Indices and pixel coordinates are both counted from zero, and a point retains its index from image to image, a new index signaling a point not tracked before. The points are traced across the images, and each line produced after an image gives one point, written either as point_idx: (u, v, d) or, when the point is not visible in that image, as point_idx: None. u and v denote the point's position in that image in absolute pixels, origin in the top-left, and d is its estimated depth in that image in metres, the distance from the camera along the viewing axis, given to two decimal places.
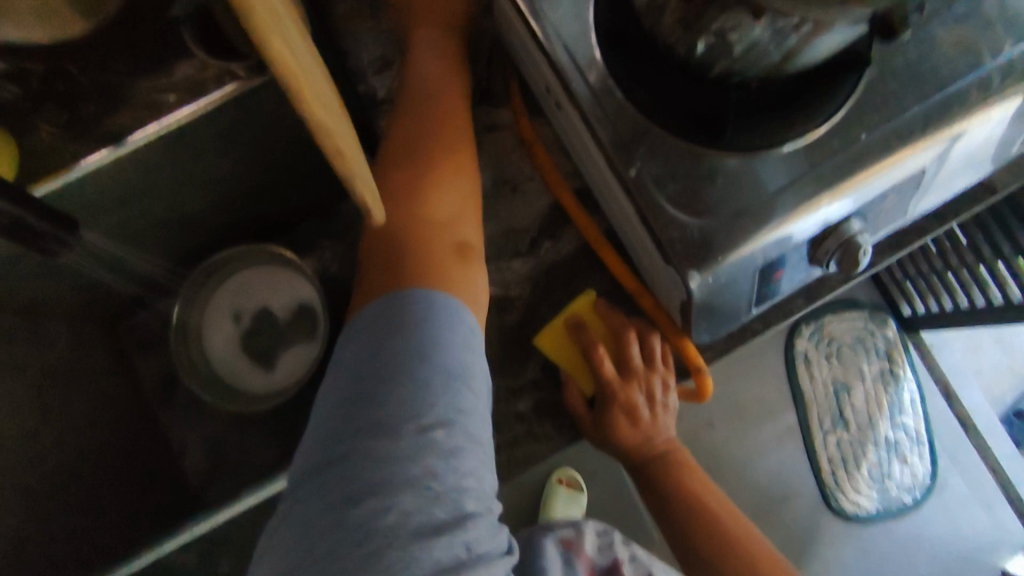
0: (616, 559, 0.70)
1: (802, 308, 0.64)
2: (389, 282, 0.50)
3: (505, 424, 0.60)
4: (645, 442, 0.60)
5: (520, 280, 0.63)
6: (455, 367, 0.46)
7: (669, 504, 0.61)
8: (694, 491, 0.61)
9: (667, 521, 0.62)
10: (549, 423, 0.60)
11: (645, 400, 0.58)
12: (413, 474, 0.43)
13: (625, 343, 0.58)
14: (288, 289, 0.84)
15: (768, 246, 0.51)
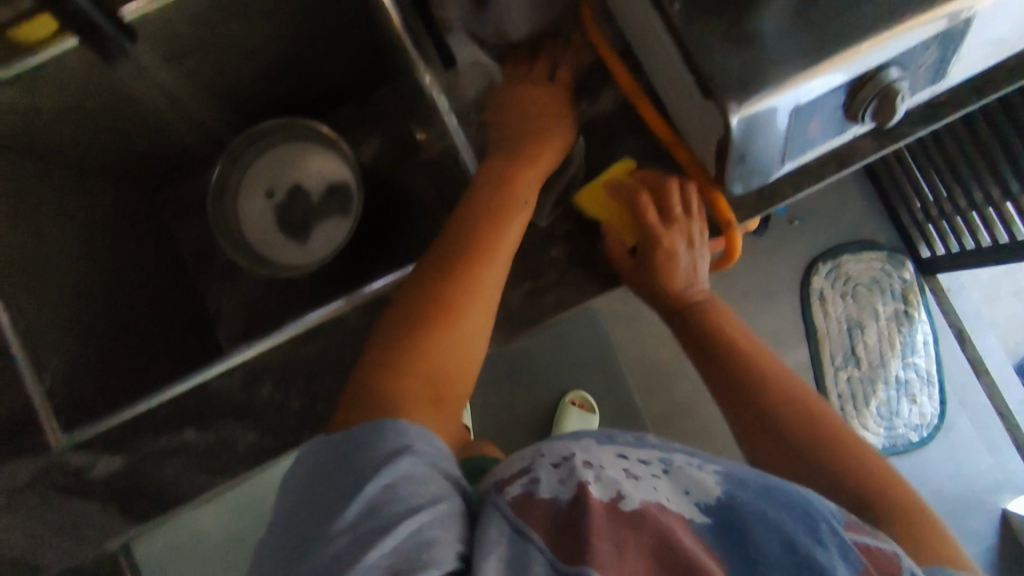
0: (579, 483, 0.45)
1: (833, 174, 0.64)
2: (394, 328, 0.52)
3: (538, 271, 0.62)
4: (686, 297, 0.63)
5: None
6: (374, 457, 0.44)
7: (719, 365, 0.64)
8: (744, 357, 0.63)
9: (719, 388, 0.64)
10: (580, 271, 0.62)
11: (686, 242, 0.59)
12: (347, 560, 0.40)
13: (665, 189, 0.59)
14: (324, 165, 0.87)
15: (802, 91, 0.50)
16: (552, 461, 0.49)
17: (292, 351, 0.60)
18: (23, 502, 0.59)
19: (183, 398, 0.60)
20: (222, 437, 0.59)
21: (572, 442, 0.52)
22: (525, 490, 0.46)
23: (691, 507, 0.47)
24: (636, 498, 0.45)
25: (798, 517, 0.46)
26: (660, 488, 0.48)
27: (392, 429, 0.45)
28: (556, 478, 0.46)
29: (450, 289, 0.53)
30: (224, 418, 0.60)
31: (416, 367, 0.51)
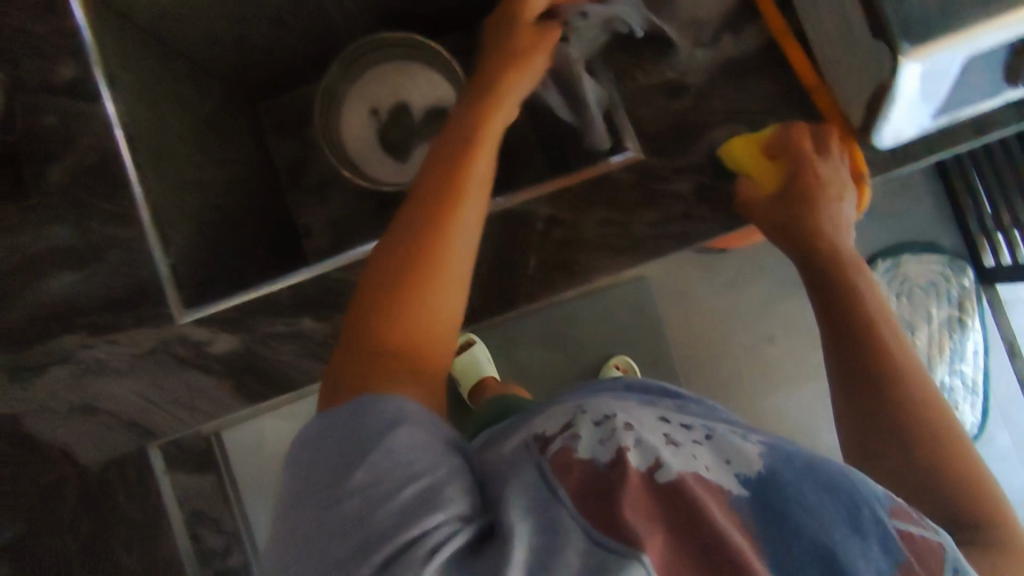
0: (620, 451, 0.41)
1: (974, 144, 0.62)
2: (422, 252, 0.50)
3: (664, 200, 0.62)
4: (817, 225, 0.61)
5: (697, 68, 0.63)
6: (378, 419, 0.43)
7: (836, 303, 0.59)
8: (854, 302, 0.59)
9: (829, 330, 0.59)
10: (706, 207, 0.62)
11: (832, 195, 0.61)
12: (370, 507, 0.40)
13: (813, 137, 0.61)
14: (428, 86, 0.88)
15: (986, 40, 0.48)
16: (592, 417, 0.44)
17: None
18: (139, 366, 0.61)
19: (304, 284, 0.60)
20: (335, 328, 0.60)
21: (614, 401, 0.48)
22: (565, 444, 0.42)
23: (730, 478, 0.42)
24: (675, 467, 0.40)
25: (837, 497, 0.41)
26: (702, 457, 0.43)
27: (387, 406, 0.44)
28: (598, 436, 0.42)
29: (444, 201, 0.51)
30: (342, 308, 0.61)
31: (406, 303, 0.48)
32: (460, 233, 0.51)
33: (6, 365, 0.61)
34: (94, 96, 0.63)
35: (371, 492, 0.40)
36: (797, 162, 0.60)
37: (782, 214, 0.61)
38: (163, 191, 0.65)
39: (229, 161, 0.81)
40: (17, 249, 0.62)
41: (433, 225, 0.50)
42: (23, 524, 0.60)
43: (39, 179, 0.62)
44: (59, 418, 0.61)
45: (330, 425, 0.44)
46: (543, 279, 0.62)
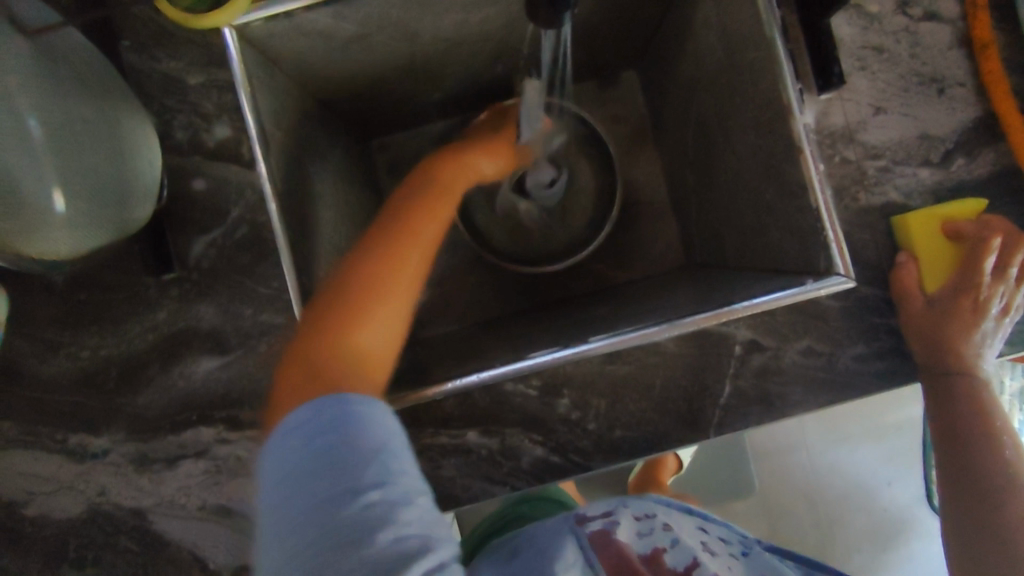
0: (655, 549, 0.49)
1: None
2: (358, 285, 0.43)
3: (874, 334, 0.56)
4: (949, 357, 0.53)
5: (924, 191, 0.57)
6: (387, 431, 0.37)
7: (964, 425, 0.53)
8: (990, 423, 0.52)
9: (959, 462, 0.53)
10: (918, 344, 0.54)
11: (995, 313, 0.54)
12: (394, 532, 0.34)
13: (1011, 248, 0.54)
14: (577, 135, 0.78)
15: None
16: (631, 513, 0.54)
17: (597, 367, 0.56)
18: None
19: (474, 396, 0.55)
20: (506, 445, 0.55)
21: (657, 504, 0.58)
22: (602, 528, 0.50)
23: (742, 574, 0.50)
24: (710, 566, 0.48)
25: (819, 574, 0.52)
26: (718, 553, 0.51)
27: (382, 419, 0.37)
28: (636, 531, 0.51)
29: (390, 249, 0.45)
30: (511, 424, 0.55)
31: (316, 348, 0.41)
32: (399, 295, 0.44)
33: (135, 456, 0.55)
34: (252, 163, 0.56)
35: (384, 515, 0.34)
36: (972, 261, 0.53)
37: (933, 328, 0.53)
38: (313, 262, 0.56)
39: (357, 209, 0.71)
40: (155, 328, 0.56)
41: (381, 248, 0.45)
42: None
43: (185, 252, 0.56)
44: (191, 518, 0.55)
45: (327, 421, 0.36)
46: (736, 409, 0.56)
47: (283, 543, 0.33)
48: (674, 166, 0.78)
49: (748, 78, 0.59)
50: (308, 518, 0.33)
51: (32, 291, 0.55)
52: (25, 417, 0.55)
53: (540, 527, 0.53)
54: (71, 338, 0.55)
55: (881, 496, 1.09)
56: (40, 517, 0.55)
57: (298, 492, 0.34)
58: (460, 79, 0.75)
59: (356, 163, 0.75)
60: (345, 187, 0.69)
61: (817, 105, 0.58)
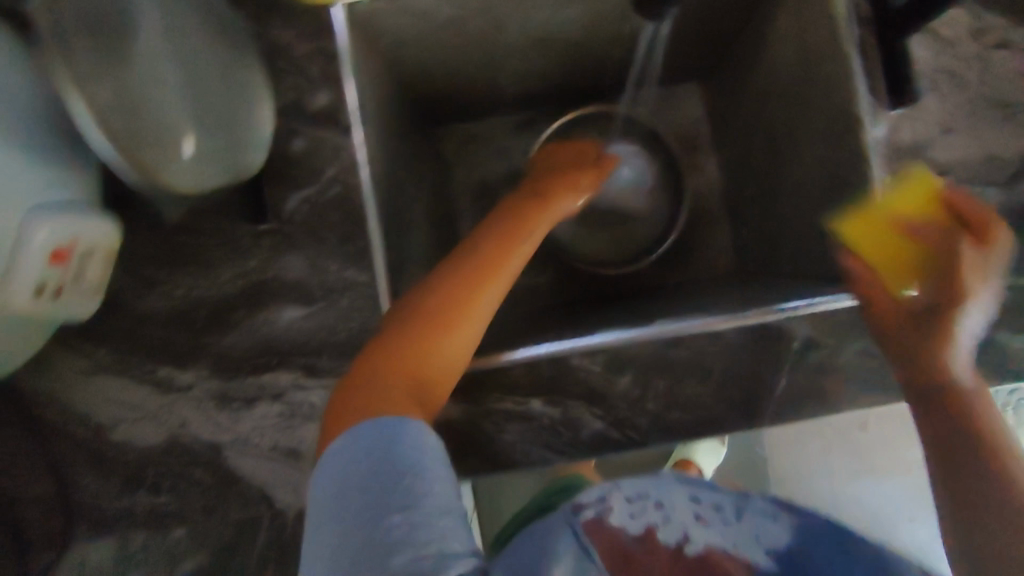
0: (648, 528, 0.43)
1: None
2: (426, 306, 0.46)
3: None
4: (907, 331, 0.53)
5: (987, 210, 0.59)
6: (415, 446, 0.39)
7: (940, 410, 0.49)
8: (955, 392, 0.49)
9: (948, 462, 0.46)
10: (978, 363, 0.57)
11: None
12: (417, 544, 0.36)
13: None
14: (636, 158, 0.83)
15: None
16: (625, 488, 0.46)
17: (660, 351, 0.58)
18: None
19: (540, 367, 0.58)
20: (568, 416, 0.58)
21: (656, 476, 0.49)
22: (598, 513, 0.44)
23: (756, 549, 0.43)
24: (702, 539, 0.43)
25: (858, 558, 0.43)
26: (721, 522, 0.44)
27: (413, 432, 0.39)
28: (631, 508, 0.44)
29: (462, 287, 0.46)
30: (573, 396, 0.58)
31: (394, 358, 0.44)
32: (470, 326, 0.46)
33: (215, 393, 0.59)
34: (349, 130, 0.60)
35: (416, 525, 0.36)
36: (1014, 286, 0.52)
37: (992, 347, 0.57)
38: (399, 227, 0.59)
39: (431, 188, 0.74)
40: (245, 275, 0.59)
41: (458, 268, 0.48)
42: (211, 555, 0.58)
43: (280, 206, 0.59)
44: (263, 457, 0.58)
45: (385, 440, 0.39)
46: (788, 401, 0.58)
47: (327, 554, 0.36)
48: (734, 175, 0.80)
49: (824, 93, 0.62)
50: (350, 532, 0.36)
51: (135, 230, 0.59)
52: (119, 347, 0.59)
53: (530, 532, 0.45)
54: (167, 277, 0.59)
55: (903, 525, 1.09)
56: (122, 442, 0.58)
57: (332, 518, 0.37)
58: (535, 78, 0.77)
59: (430, 145, 0.79)
60: (422, 165, 0.73)
61: (888, 120, 0.61)
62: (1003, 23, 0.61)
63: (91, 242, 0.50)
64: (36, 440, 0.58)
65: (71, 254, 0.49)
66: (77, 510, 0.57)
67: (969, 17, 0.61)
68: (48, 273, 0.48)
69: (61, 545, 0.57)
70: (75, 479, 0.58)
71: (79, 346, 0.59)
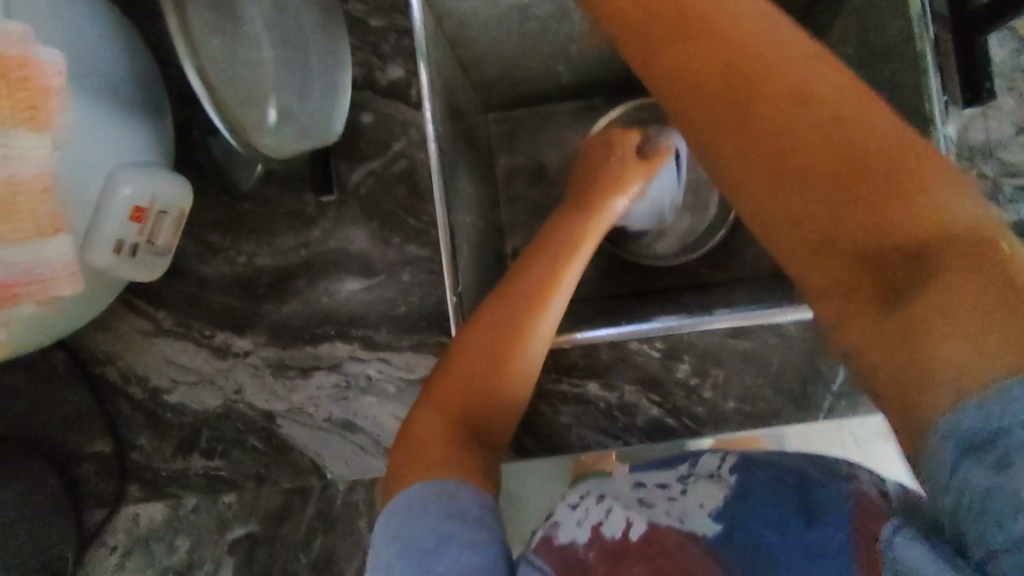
0: (596, 524, 0.31)
1: None
2: (476, 347, 0.43)
3: None
4: (798, 174, 0.26)
5: None
6: (451, 503, 0.35)
7: (799, 173, 0.26)
8: (885, 196, 0.24)
9: (891, 320, 0.23)
10: None
11: None
12: None
13: None
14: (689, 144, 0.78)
15: None
16: (570, 497, 0.35)
17: (719, 339, 0.58)
18: (410, 392, 0.58)
19: (598, 350, 0.57)
20: (623, 401, 0.58)
21: (596, 482, 0.38)
22: (547, 534, 0.32)
23: (698, 518, 0.31)
24: (645, 512, 0.31)
25: (827, 524, 0.28)
26: (668, 502, 0.32)
27: (450, 493, 0.35)
28: (579, 517, 0.32)
29: (520, 321, 0.43)
30: (630, 381, 0.58)
31: (454, 399, 0.42)
32: (525, 356, 0.43)
33: (273, 361, 0.59)
34: (418, 106, 0.60)
35: None
36: None
37: None
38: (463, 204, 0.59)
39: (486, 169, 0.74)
40: (307, 245, 0.59)
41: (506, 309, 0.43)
42: (259, 523, 0.58)
43: (346, 178, 0.59)
44: (316, 427, 0.58)
45: (423, 505, 0.35)
46: (848, 397, 0.57)
47: None
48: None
49: (895, 89, 0.61)
50: None
51: (202, 195, 0.59)
52: (179, 310, 0.59)
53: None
54: (230, 243, 0.59)
55: None
56: (178, 405, 0.58)
57: None
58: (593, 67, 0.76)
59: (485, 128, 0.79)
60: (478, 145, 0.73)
61: (961, 118, 0.60)
62: None
63: (164, 202, 0.51)
64: (94, 398, 0.58)
65: (146, 213, 0.49)
66: (133, 470, 0.58)
67: None
68: (125, 231, 0.47)
69: (115, 504, 0.58)
70: (132, 439, 0.58)
71: (139, 307, 0.59)
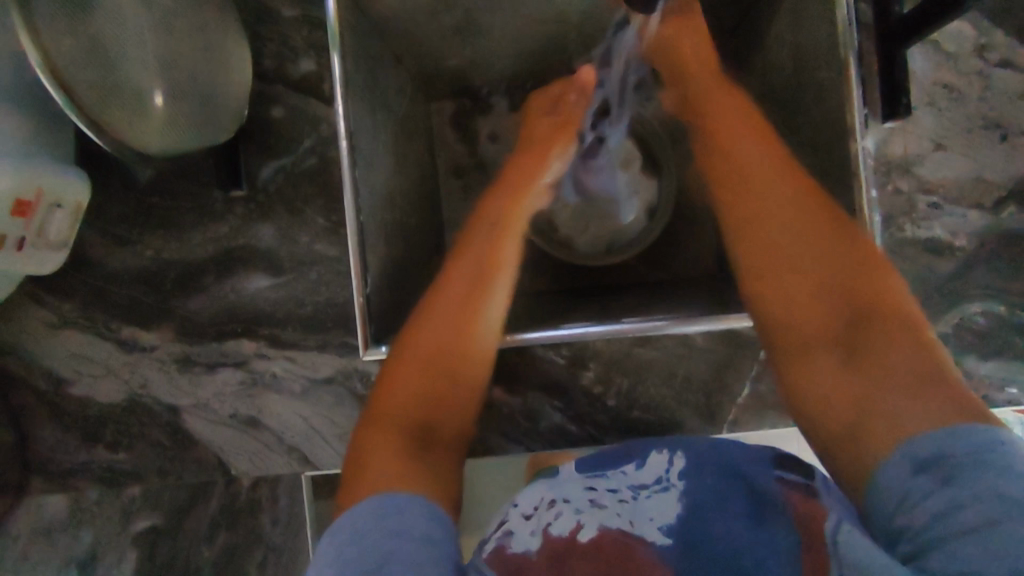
0: (542, 525, 0.37)
1: None
2: (420, 357, 0.43)
3: None
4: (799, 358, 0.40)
5: (970, 232, 0.58)
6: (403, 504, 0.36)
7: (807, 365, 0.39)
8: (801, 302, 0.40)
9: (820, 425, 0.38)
10: None
11: None
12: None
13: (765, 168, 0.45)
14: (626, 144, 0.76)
15: None
16: (522, 508, 0.40)
17: (626, 347, 0.58)
18: (314, 392, 0.58)
19: (504, 355, 0.57)
20: (528, 406, 0.58)
21: (542, 486, 0.43)
22: (499, 544, 0.37)
23: (651, 527, 0.36)
24: (594, 516, 0.37)
25: (769, 522, 0.35)
26: (618, 506, 0.39)
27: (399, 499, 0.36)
28: (533, 517, 0.38)
29: (462, 317, 0.44)
30: (535, 387, 0.58)
31: (408, 410, 0.41)
32: (474, 354, 0.44)
33: (178, 355, 0.59)
34: (330, 101, 0.59)
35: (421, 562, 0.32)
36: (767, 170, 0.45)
37: (967, 373, 0.58)
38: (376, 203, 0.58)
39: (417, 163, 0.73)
40: (215, 241, 0.59)
41: (448, 311, 0.44)
42: (162, 516, 0.59)
43: (255, 174, 0.59)
44: (220, 423, 0.58)
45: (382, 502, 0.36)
46: (751, 409, 0.58)
47: None
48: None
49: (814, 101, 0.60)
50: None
51: (109, 187, 0.59)
52: (84, 302, 0.59)
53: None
54: (137, 237, 0.59)
55: None
56: (83, 398, 0.59)
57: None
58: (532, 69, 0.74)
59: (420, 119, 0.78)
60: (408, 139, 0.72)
61: (880, 131, 0.59)
62: (1011, 40, 0.59)
63: (55, 196, 0.51)
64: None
65: (32, 206, 0.49)
66: (36, 461, 0.58)
67: (976, 30, 0.59)
68: (6, 224, 0.48)
69: (18, 493, 0.58)
70: (35, 430, 0.58)
71: (45, 299, 0.59)
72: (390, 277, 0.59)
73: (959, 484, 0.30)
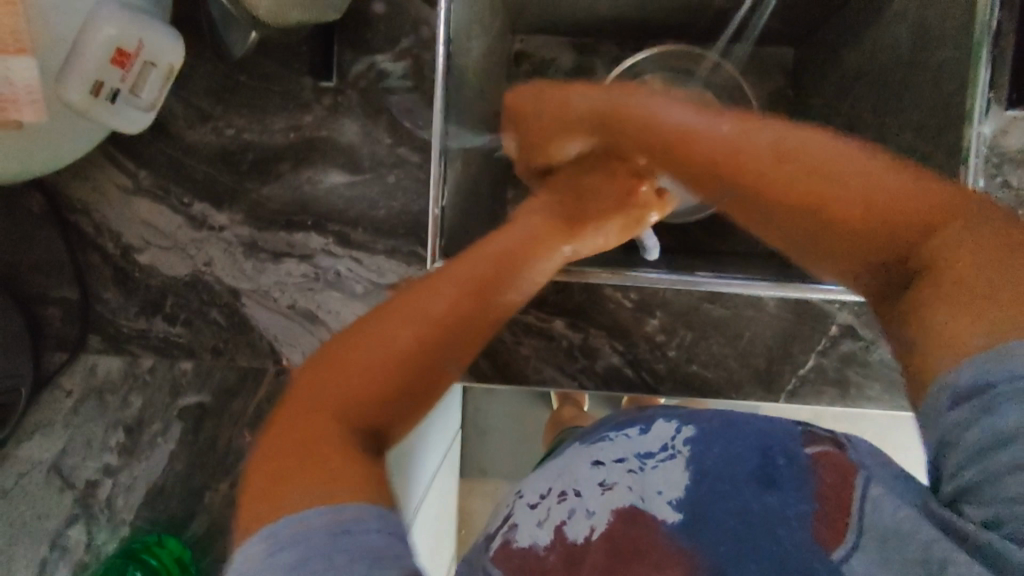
0: (549, 523, 0.32)
1: None
2: (380, 375, 0.34)
3: None
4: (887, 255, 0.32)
5: None
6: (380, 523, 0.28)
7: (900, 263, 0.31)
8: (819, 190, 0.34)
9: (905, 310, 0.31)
10: None
11: None
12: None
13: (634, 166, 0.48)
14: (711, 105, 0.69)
15: None
16: (527, 497, 0.35)
17: (695, 302, 0.56)
18: (375, 296, 0.58)
19: (572, 289, 0.56)
20: (587, 343, 0.57)
21: (550, 465, 0.37)
22: (504, 539, 0.33)
23: (656, 495, 0.32)
24: (598, 509, 0.32)
25: (780, 486, 0.30)
26: (624, 471, 0.33)
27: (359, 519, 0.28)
28: (536, 515, 0.33)
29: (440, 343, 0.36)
30: (596, 325, 0.57)
31: (318, 432, 0.32)
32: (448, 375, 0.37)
33: (246, 240, 0.58)
34: (433, 3, 0.57)
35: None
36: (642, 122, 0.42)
37: None
38: (467, 114, 0.57)
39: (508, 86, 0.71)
40: (298, 130, 0.58)
41: (418, 333, 0.35)
42: (210, 395, 0.59)
43: (347, 66, 0.57)
44: (279, 313, 0.58)
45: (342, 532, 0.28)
46: (812, 384, 0.56)
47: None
48: None
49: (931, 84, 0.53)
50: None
51: (199, 58, 0.58)
52: (160, 172, 0.58)
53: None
54: (220, 113, 0.58)
55: None
56: (147, 267, 0.59)
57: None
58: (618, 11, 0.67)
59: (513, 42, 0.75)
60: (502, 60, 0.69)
61: (1001, 119, 0.56)
62: None
63: (152, 53, 0.50)
64: (68, 244, 0.59)
65: (131, 58, 0.48)
66: (97, 321, 0.59)
67: None
68: (106, 72, 0.47)
69: (75, 350, 0.59)
70: (98, 291, 0.59)
71: (121, 162, 0.58)
72: (466, 193, 0.58)
73: (1003, 411, 0.25)
